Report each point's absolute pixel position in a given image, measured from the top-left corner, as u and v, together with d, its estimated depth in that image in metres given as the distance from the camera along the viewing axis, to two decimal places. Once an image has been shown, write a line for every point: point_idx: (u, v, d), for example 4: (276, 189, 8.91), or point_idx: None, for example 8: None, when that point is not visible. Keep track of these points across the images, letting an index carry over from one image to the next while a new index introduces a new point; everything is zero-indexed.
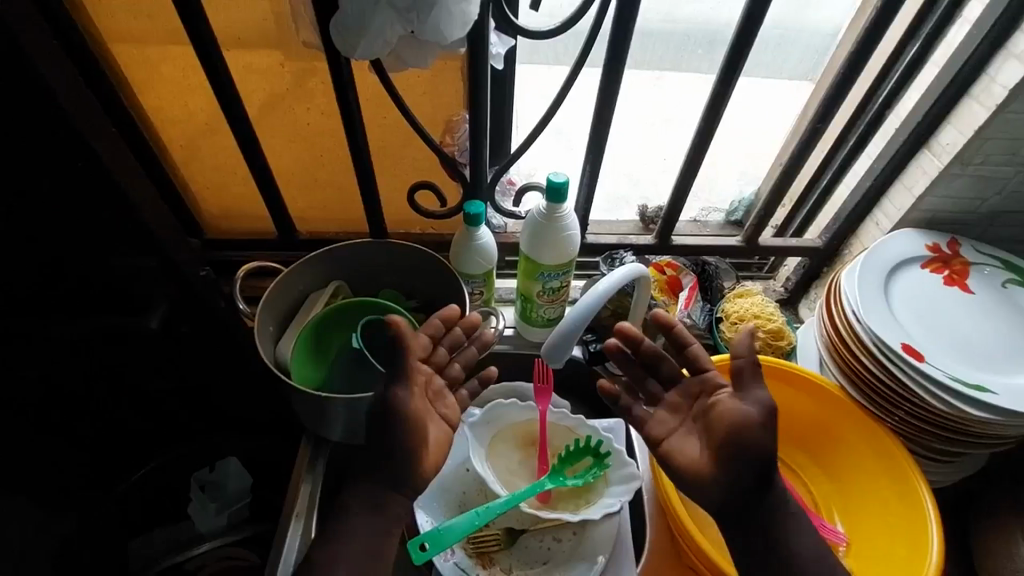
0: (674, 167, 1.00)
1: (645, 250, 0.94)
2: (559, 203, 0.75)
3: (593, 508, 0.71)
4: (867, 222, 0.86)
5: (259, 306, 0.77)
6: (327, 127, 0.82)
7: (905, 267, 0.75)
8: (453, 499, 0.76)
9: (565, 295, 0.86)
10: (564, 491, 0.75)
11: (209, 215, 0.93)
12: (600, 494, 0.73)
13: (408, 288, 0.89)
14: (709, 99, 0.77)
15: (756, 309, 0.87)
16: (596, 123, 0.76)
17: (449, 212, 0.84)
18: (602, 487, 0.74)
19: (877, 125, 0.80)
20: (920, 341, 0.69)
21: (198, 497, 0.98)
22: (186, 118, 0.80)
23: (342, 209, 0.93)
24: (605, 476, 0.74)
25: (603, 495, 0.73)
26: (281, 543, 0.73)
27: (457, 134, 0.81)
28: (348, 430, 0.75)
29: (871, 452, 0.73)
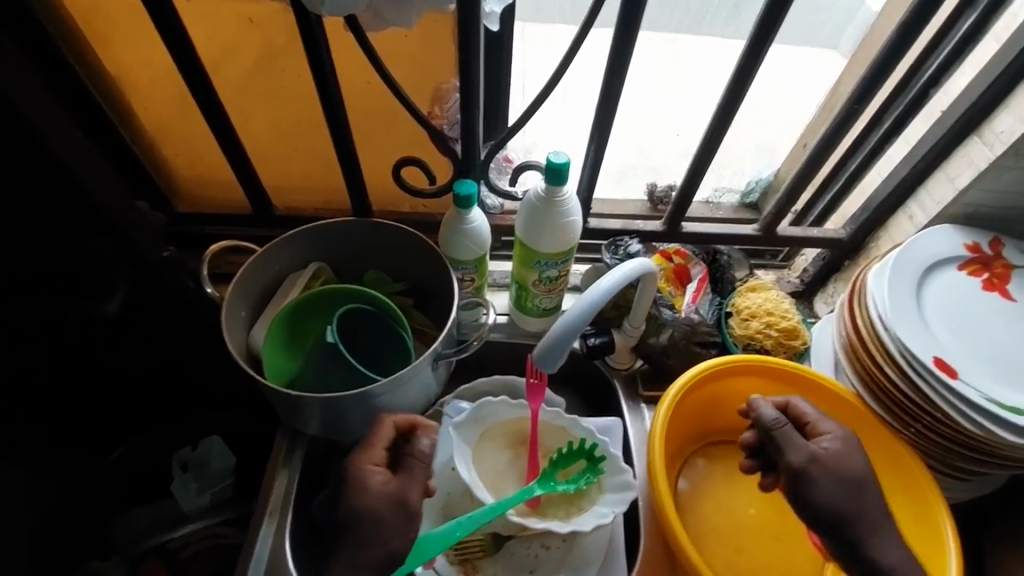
0: (687, 143, 0.92)
1: (653, 237, 0.87)
2: (560, 185, 0.68)
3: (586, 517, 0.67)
4: (900, 214, 0.78)
5: (229, 288, 0.70)
6: (304, 91, 0.74)
7: (941, 268, 0.68)
8: (438, 503, 0.72)
9: (563, 284, 0.79)
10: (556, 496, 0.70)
11: (179, 185, 0.85)
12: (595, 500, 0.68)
13: (395, 270, 0.82)
14: (735, 69, 0.68)
15: (770, 305, 0.80)
16: (603, 99, 0.67)
17: (439, 190, 0.76)
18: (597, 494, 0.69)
19: (918, 105, 0.72)
20: (952, 354, 0.62)
21: (180, 476, 0.91)
22: (142, 76, 0.71)
23: (323, 183, 0.86)
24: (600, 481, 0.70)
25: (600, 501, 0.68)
26: (253, 541, 0.69)
27: (447, 105, 0.72)
28: (326, 427, 0.69)
29: (887, 468, 0.68)
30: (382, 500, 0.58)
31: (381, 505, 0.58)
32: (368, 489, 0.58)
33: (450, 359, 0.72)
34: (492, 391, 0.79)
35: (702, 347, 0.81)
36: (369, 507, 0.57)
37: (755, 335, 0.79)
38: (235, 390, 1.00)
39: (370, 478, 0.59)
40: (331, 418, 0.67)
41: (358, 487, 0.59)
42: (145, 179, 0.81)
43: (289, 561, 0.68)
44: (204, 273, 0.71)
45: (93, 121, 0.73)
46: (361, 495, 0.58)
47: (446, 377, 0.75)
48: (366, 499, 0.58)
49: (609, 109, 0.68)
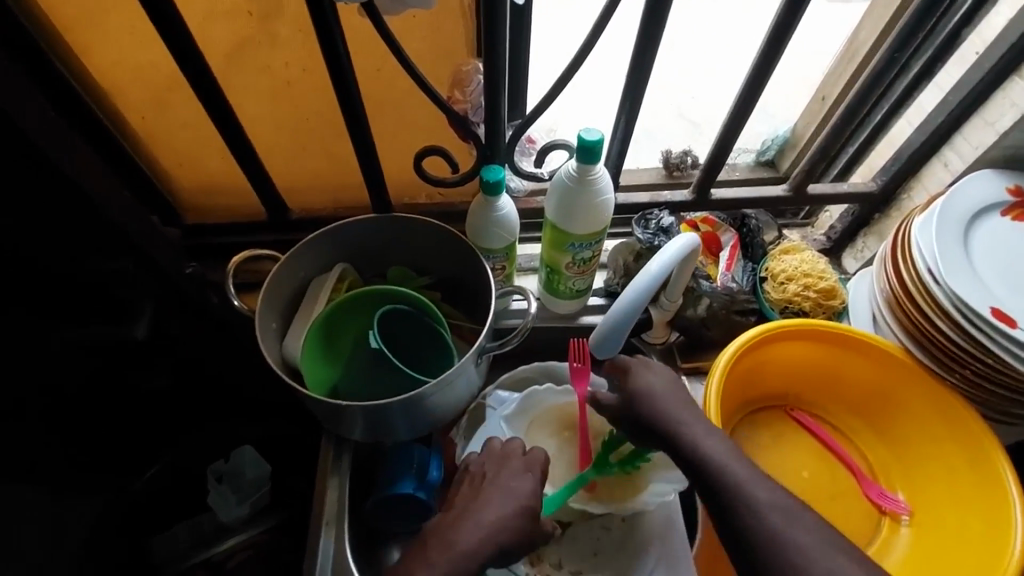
0: (705, 106, 0.89)
1: (681, 206, 0.85)
2: (592, 163, 0.65)
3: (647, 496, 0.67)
4: (934, 162, 0.77)
5: (259, 298, 0.67)
6: (314, 85, 0.70)
7: (985, 215, 0.67)
8: None
9: (596, 264, 0.76)
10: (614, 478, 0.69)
11: (185, 194, 0.81)
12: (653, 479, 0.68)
13: (421, 264, 0.80)
14: (772, 26, 0.65)
15: (806, 267, 0.79)
16: (635, 64, 0.65)
17: (464, 178, 0.73)
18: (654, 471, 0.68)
19: (950, 49, 0.70)
20: (1005, 301, 0.61)
21: (216, 489, 0.90)
22: (140, 81, 0.67)
23: (336, 180, 0.82)
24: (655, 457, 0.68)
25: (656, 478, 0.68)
26: (314, 551, 0.68)
27: (468, 89, 0.68)
28: (369, 430, 0.66)
29: (937, 418, 0.69)
30: (530, 489, 0.59)
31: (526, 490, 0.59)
32: (513, 474, 0.60)
33: (494, 353, 0.69)
34: (534, 377, 0.79)
35: (742, 315, 0.81)
36: (512, 484, 0.59)
37: (793, 298, 0.78)
38: (264, 398, 0.98)
39: (517, 467, 0.61)
40: (374, 422, 0.65)
41: (505, 471, 0.61)
42: (150, 190, 0.77)
43: (352, 567, 0.68)
44: (228, 286, 0.67)
45: (90, 132, 0.68)
46: (506, 476, 0.60)
47: (487, 372, 0.71)
48: (512, 479, 0.60)
49: (641, 79, 0.66)
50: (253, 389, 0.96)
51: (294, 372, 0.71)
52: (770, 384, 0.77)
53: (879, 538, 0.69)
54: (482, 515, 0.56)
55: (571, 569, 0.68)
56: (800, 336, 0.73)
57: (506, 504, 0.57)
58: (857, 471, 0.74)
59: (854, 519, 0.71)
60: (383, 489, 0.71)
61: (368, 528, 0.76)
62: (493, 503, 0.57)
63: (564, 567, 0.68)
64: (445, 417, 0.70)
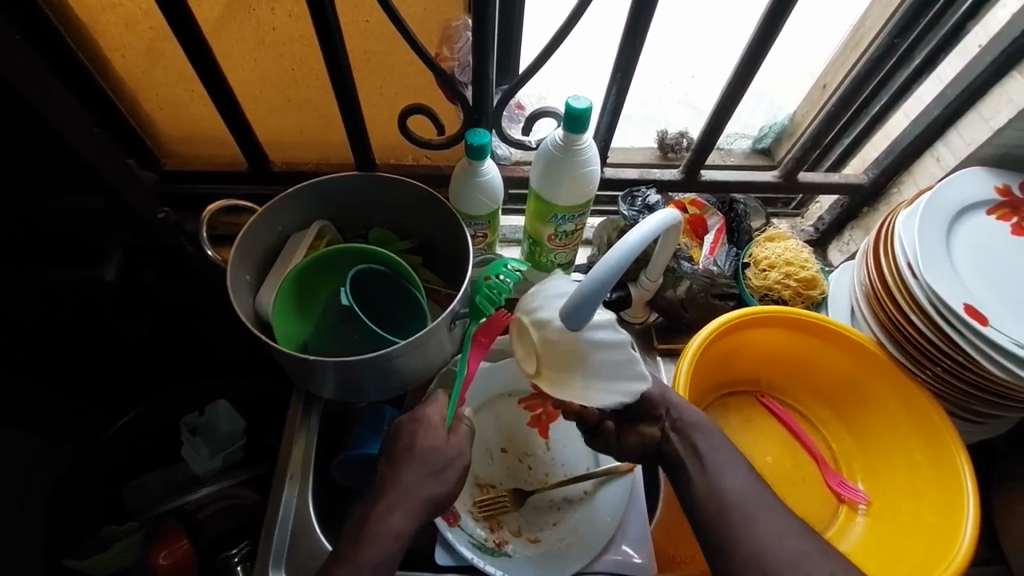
0: (700, 89, 0.87)
1: (669, 186, 0.84)
2: (579, 133, 0.63)
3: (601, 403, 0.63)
4: (926, 156, 0.76)
5: (232, 250, 0.66)
6: (298, 34, 0.68)
7: (970, 212, 0.66)
8: (479, 452, 0.75)
9: (579, 239, 0.76)
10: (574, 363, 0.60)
11: (166, 143, 0.80)
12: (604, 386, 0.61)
13: (403, 228, 0.79)
14: None
15: (789, 255, 0.79)
16: (629, 31, 0.63)
17: (450, 141, 0.72)
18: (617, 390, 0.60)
19: (952, 42, 0.69)
20: (980, 299, 0.61)
21: (189, 440, 0.89)
22: (118, 19, 0.64)
23: (321, 135, 0.81)
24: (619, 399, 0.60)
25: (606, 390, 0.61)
26: (276, 505, 0.69)
27: (456, 45, 0.66)
28: (342, 390, 0.66)
29: (901, 410, 0.70)
30: (443, 442, 0.60)
31: (443, 446, 0.59)
32: (427, 434, 0.60)
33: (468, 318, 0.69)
34: None
35: (721, 299, 0.79)
36: (433, 443, 0.59)
37: (773, 286, 0.78)
38: (240, 354, 0.97)
39: (432, 424, 0.61)
40: (347, 382, 0.64)
41: (419, 431, 0.60)
42: (130, 133, 0.75)
43: (314, 523, 0.68)
44: (201, 235, 0.65)
45: (68, 71, 0.66)
46: (422, 437, 0.59)
47: (462, 337, 0.71)
48: (428, 437, 0.60)
49: (635, 48, 0.65)
50: (229, 343, 0.95)
51: (267, 326, 0.70)
52: (743, 369, 0.77)
53: (835, 524, 0.71)
54: (415, 487, 0.56)
55: (529, 537, 0.69)
56: (782, 323, 0.73)
57: (427, 467, 0.58)
58: (821, 459, 0.74)
59: (811, 504, 0.72)
60: (349, 449, 0.72)
61: (334, 486, 0.77)
62: (418, 472, 0.57)
63: (523, 535, 0.69)
64: (415, 381, 0.69)
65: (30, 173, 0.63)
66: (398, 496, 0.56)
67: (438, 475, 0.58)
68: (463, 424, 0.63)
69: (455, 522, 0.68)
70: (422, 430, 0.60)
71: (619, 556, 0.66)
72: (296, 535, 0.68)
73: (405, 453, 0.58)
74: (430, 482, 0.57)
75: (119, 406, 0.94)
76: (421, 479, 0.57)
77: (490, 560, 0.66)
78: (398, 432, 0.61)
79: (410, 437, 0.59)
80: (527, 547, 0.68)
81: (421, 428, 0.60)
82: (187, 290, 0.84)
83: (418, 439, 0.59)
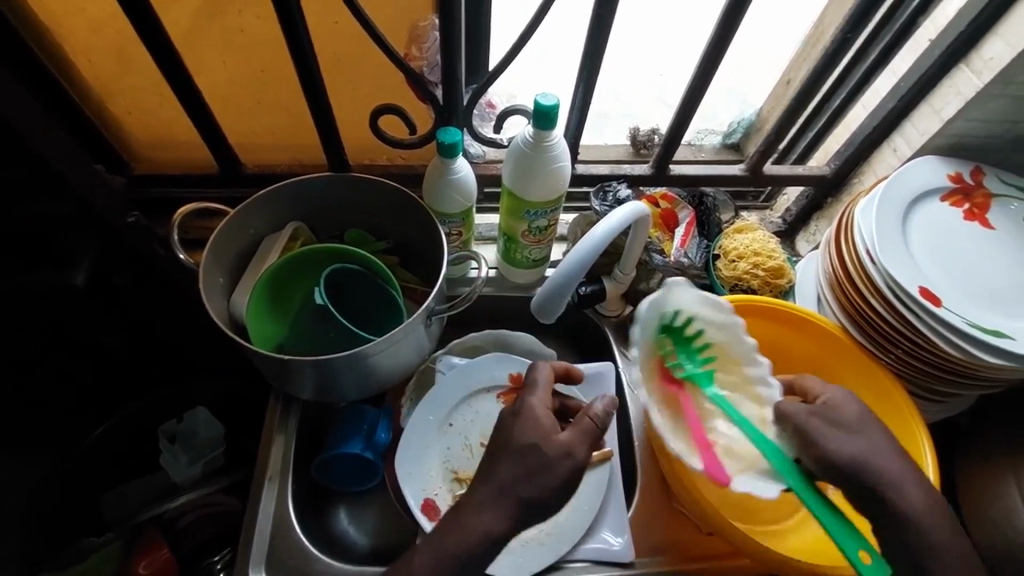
0: (669, 86, 0.89)
1: (640, 181, 0.85)
2: (548, 129, 0.65)
3: (738, 484, 0.61)
4: (884, 147, 0.79)
5: (204, 254, 0.66)
6: (268, 35, 0.68)
7: (925, 200, 0.69)
8: (441, 457, 0.74)
9: (552, 234, 0.76)
10: (726, 381, 0.68)
11: (135, 147, 0.79)
12: (736, 397, 0.67)
13: (378, 227, 0.79)
14: None
15: (757, 246, 0.81)
16: (594, 30, 0.64)
17: (422, 140, 0.73)
18: (751, 408, 0.66)
19: (905, 36, 0.72)
20: (935, 283, 0.64)
21: (168, 448, 0.88)
22: (81, 23, 0.63)
23: (294, 137, 0.81)
24: (787, 414, 0.60)
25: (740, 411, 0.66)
26: (255, 507, 0.68)
27: (425, 45, 0.67)
28: (319, 390, 0.66)
29: (865, 391, 0.72)
30: (541, 438, 0.55)
31: (540, 443, 0.55)
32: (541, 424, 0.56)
33: (444, 315, 0.69)
34: (486, 344, 0.82)
35: None
36: (529, 440, 0.55)
37: (743, 277, 0.79)
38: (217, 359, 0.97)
39: (532, 419, 0.57)
40: (323, 382, 0.65)
41: (519, 426, 0.56)
42: (97, 137, 0.74)
43: (295, 524, 0.68)
44: (173, 239, 0.64)
45: (34, 76, 0.65)
46: (522, 431, 0.56)
47: (438, 334, 0.71)
48: (525, 433, 0.55)
49: (600, 47, 0.66)
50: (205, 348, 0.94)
51: (241, 329, 0.70)
52: None
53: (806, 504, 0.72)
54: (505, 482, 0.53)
55: None
56: (753, 311, 0.74)
57: (525, 466, 0.53)
58: None
59: None
60: (330, 449, 0.72)
61: (314, 487, 0.77)
62: (512, 467, 0.54)
63: None
64: (391, 379, 0.70)
65: None
66: (500, 494, 0.53)
67: (541, 478, 0.53)
68: (585, 416, 0.57)
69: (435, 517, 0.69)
70: (521, 424, 0.56)
71: (600, 544, 0.68)
72: (277, 537, 0.67)
73: (506, 466, 0.54)
74: (536, 479, 0.53)
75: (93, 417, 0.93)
76: (525, 476, 0.53)
77: None
78: (501, 439, 0.56)
79: (515, 435, 0.55)
80: (508, 537, 0.68)
81: (519, 429, 0.56)
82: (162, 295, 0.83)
83: (524, 433, 0.55)
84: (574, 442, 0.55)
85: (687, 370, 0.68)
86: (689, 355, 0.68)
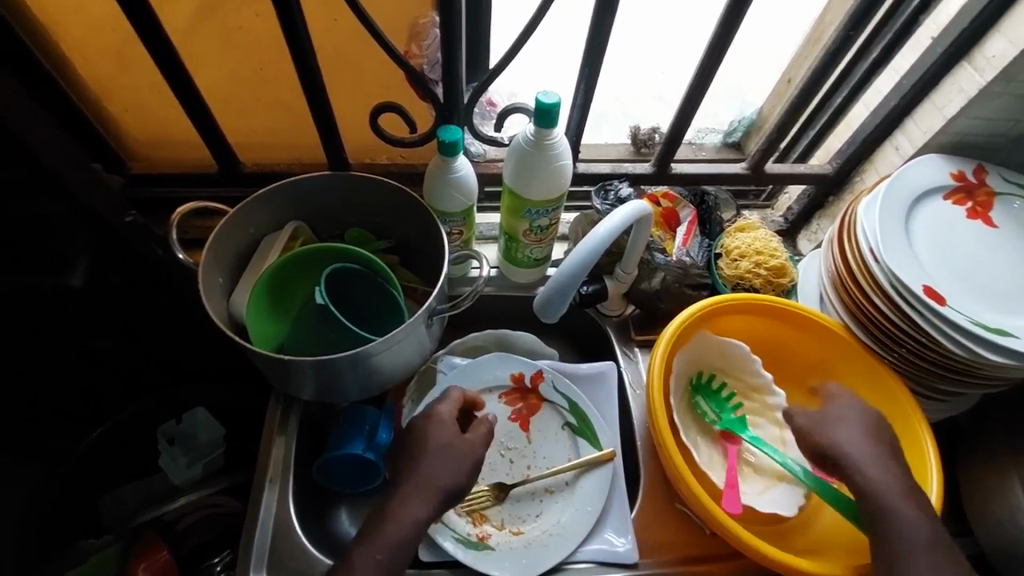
0: (670, 86, 0.89)
1: (641, 179, 0.85)
2: (549, 128, 0.64)
3: (780, 505, 0.68)
4: (886, 146, 0.78)
5: (204, 253, 0.65)
6: (267, 33, 0.67)
7: (927, 198, 0.69)
8: None
9: (554, 233, 0.76)
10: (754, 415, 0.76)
11: (134, 147, 0.78)
12: (760, 422, 0.75)
13: (378, 227, 0.78)
14: None
15: (759, 245, 0.80)
16: (596, 27, 0.64)
17: (423, 139, 0.72)
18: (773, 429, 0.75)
19: (906, 34, 0.72)
20: (939, 281, 0.64)
21: (168, 450, 0.88)
22: (79, 22, 0.63)
23: (294, 137, 0.80)
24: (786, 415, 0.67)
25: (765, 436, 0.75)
26: (256, 508, 0.68)
27: (425, 43, 0.67)
28: (320, 391, 0.66)
29: (865, 388, 0.72)
30: (454, 436, 0.62)
31: (452, 440, 0.61)
32: (443, 427, 0.62)
33: (445, 315, 0.69)
34: (486, 344, 0.82)
35: (695, 289, 0.81)
36: (442, 440, 0.61)
37: (745, 276, 0.79)
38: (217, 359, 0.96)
39: (442, 419, 0.63)
40: (324, 383, 0.65)
41: (431, 427, 0.62)
42: (95, 136, 0.73)
43: (296, 525, 0.68)
44: (172, 238, 0.64)
45: (32, 76, 0.65)
46: (434, 433, 0.62)
47: (440, 334, 0.71)
48: (438, 433, 0.62)
49: (601, 45, 0.66)
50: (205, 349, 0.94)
51: (241, 329, 0.70)
52: None
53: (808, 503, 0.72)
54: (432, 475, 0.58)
55: (512, 529, 0.69)
56: (756, 310, 0.74)
57: (442, 460, 0.60)
58: None
59: None
60: (331, 450, 0.71)
61: (316, 489, 0.76)
62: (431, 461, 0.60)
63: (506, 528, 0.69)
64: (393, 379, 0.69)
65: None
66: (419, 482, 0.58)
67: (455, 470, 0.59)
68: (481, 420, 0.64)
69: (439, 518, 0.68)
70: (432, 423, 0.63)
71: (603, 545, 0.67)
72: (278, 538, 0.67)
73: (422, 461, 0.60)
74: (448, 471, 0.59)
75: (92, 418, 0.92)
76: (443, 471, 0.59)
77: (474, 554, 0.66)
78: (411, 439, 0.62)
79: (425, 434, 0.62)
80: (511, 539, 0.68)
81: (430, 429, 0.62)
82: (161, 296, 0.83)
83: (432, 434, 0.62)
84: (476, 442, 0.62)
85: (723, 420, 0.75)
86: (724, 408, 0.75)
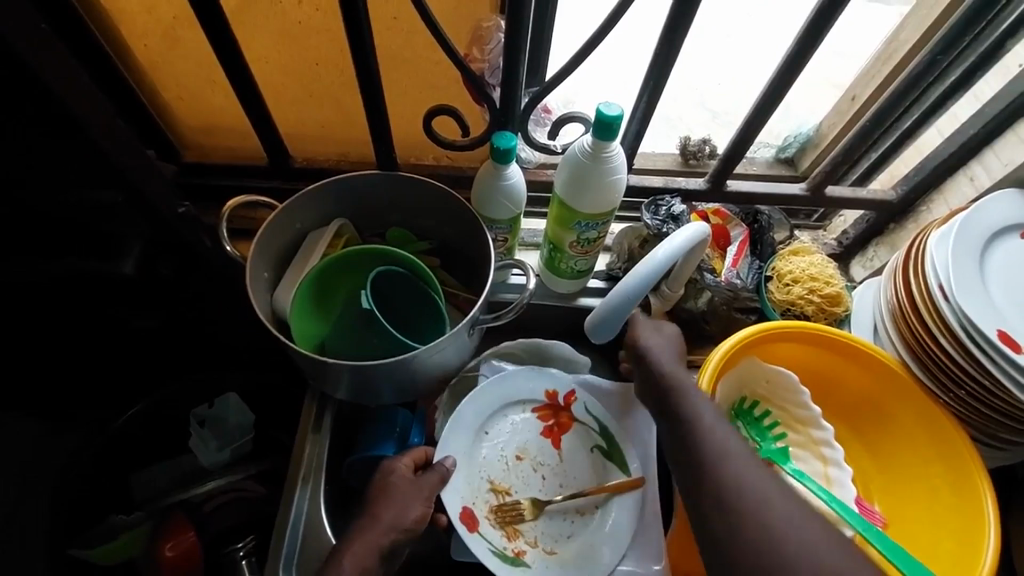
0: (728, 100, 0.86)
1: (694, 195, 0.82)
2: (609, 140, 0.62)
3: None
4: (959, 176, 0.74)
5: (252, 249, 0.65)
6: (325, 28, 0.67)
7: (1004, 235, 0.65)
8: (476, 470, 0.72)
9: (600, 246, 0.74)
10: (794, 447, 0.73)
11: (188, 136, 0.79)
12: (803, 455, 0.73)
13: (422, 228, 0.77)
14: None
15: (813, 270, 0.77)
16: (663, 41, 0.61)
17: (474, 143, 0.71)
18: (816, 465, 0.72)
19: (993, 59, 0.68)
20: (1013, 325, 0.60)
21: (198, 432, 0.88)
22: (142, 10, 0.63)
23: (344, 132, 0.79)
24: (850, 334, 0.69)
25: (809, 470, 0.72)
26: (287, 508, 0.68)
27: (487, 47, 0.65)
28: (357, 393, 0.65)
29: (922, 429, 0.69)
30: (411, 487, 0.63)
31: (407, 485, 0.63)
32: (407, 481, 0.64)
33: (487, 325, 0.67)
34: (519, 353, 0.80)
35: (742, 313, 0.79)
36: (405, 488, 0.63)
37: (796, 301, 0.76)
38: (252, 347, 0.97)
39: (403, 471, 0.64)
40: (360, 385, 0.64)
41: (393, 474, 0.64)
42: (150, 121, 0.73)
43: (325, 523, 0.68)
44: (220, 231, 0.63)
45: (94, 62, 0.65)
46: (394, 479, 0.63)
47: (479, 343, 0.70)
48: (401, 482, 0.63)
49: (667, 60, 0.63)
50: (241, 336, 0.95)
51: (282, 325, 0.70)
52: None
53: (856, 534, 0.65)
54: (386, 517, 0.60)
55: (544, 547, 0.69)
56: (809, 339, 0.71)
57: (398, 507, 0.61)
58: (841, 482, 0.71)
59: None
60: (362, 451, 0.71)
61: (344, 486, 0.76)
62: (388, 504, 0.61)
63: (539, 544, 0.69)
64: (428, 385, 0.69)
65: (55, 163, 0.63)
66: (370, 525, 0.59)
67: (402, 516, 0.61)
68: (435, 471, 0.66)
69: (474, 528, 0.67)
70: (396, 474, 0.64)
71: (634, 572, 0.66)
72: (308, 534, 0.67)
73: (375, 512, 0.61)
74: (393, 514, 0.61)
75: (129, 396, 0.94)
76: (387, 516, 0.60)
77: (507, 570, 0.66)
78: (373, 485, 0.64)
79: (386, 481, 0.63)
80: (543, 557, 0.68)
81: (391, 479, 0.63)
82: (204, 282, 0.84)
83: (390, 483, 0.63)
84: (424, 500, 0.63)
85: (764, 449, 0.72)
86: (765, 434, 0.74)
